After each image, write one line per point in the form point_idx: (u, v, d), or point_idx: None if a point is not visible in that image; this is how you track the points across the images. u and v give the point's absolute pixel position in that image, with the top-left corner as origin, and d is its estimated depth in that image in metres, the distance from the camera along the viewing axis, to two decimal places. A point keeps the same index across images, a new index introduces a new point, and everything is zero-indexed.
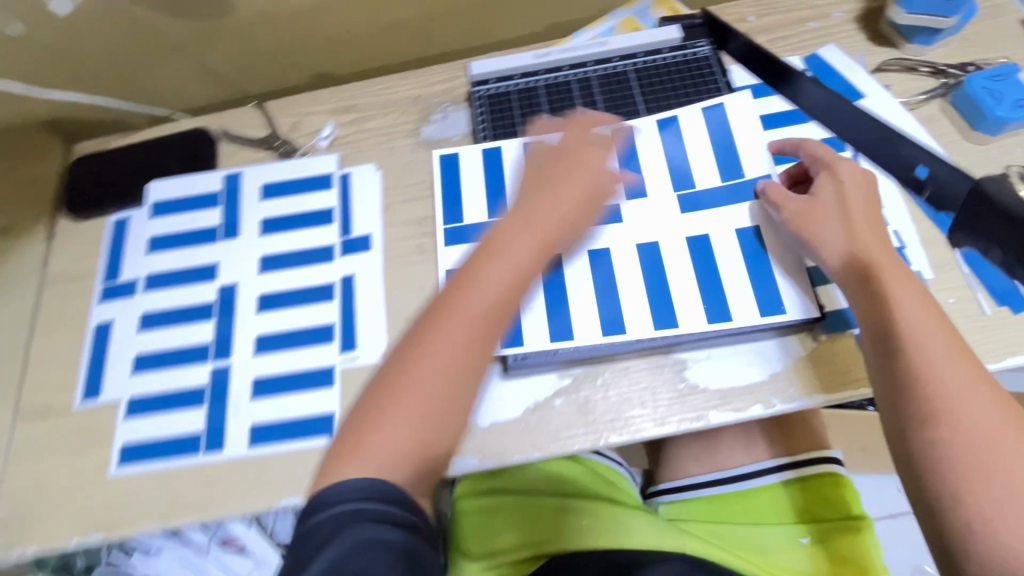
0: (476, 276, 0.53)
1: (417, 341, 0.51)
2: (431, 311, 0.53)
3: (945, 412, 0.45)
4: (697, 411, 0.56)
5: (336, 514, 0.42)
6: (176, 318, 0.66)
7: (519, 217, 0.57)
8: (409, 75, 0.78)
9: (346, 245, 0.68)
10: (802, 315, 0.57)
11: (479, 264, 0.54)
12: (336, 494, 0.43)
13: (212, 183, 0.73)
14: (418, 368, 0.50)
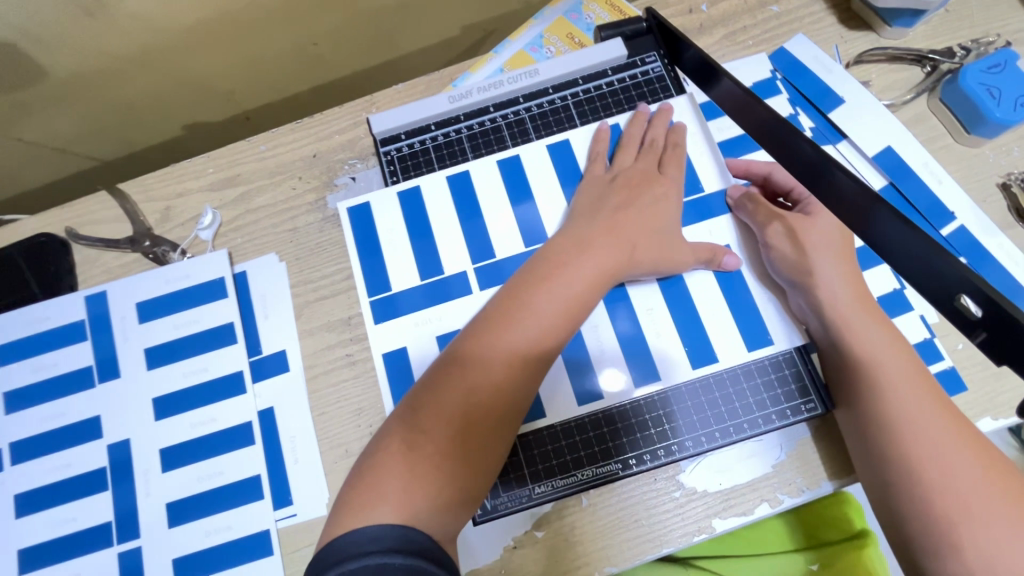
0: (530, 303, 0.45)
1: (434, 394, 0.43)
2: (444, 360, 0.45)
3: (948, 510, 0.38)
4: (698, 523, 0.48)
5: (352, 570, 0.33)
6: (61, 493, 0.53)
7: (577, 240, 0.49)
8: (299, 126, 0.63)
9: (257, 368, 0.56)
10: (799, 403, 0.50)
11: (526, 291, 0.46)
12: (355, 543, 0.35)
13: (72, 310, 0.57)
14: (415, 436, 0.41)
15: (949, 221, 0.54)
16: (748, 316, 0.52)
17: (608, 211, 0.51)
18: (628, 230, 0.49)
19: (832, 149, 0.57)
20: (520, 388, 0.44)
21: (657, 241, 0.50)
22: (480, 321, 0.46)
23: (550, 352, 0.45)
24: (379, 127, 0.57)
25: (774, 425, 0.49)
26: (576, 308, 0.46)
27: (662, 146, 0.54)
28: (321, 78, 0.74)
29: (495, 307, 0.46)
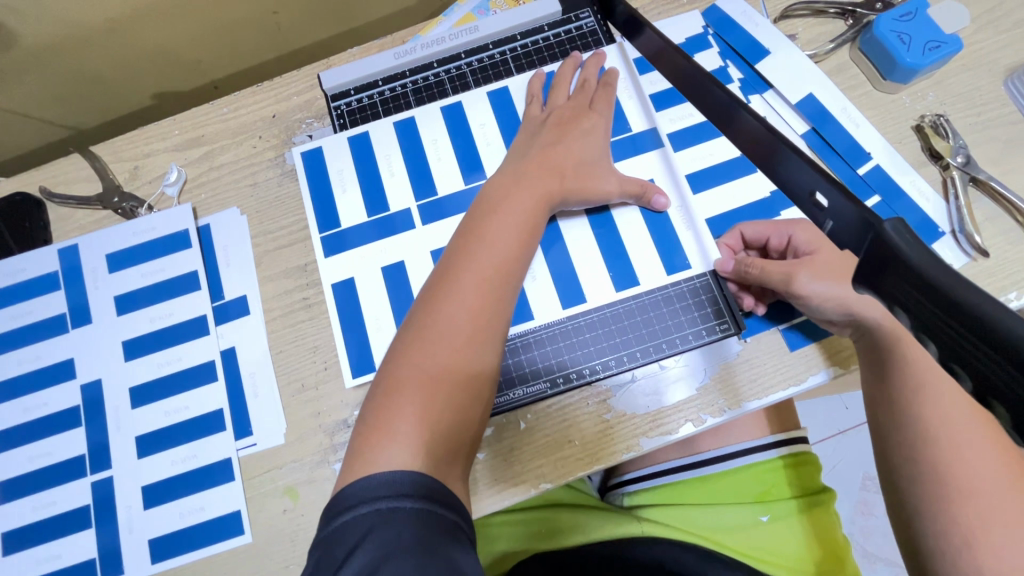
0: (482, 241, 0.49)
1: (415, 341, 0.45)
2: (416, 312, 0.47)
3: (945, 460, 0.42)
4: (626, 442, 0.52)
5: (364, 513, 0.37)
6: (39, 430, 0.57)
7: (516, 178, 0.52)
8: (259, 89, 0.66)
9: (220, 312, 0.59)
10: (715, 325, 0.54)
11: (479, 231, 0.49)
12: (363, 497, 0.38)
13: (47, 262, 0.61)
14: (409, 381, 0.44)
15: (864, 162, 0.57)
16: (669, 247, 0.56)
17: (539, 146, 0.54)
18: (556, 163, 0.53)
19: (758, 99, 0.61)
20: (494, 318, 0.47)
21: (584, 171, 0.54)
22: (443, 269, 0.48)
23: (513, 280, 0.48)
24: (330, 83, 0.62)
25: (693, 344, 0.53)
26: (527, 235, 0.50)
27: (593, 87, 0.58)
28: (284, 47, 0.78)
29: (453, 252, 0.49)
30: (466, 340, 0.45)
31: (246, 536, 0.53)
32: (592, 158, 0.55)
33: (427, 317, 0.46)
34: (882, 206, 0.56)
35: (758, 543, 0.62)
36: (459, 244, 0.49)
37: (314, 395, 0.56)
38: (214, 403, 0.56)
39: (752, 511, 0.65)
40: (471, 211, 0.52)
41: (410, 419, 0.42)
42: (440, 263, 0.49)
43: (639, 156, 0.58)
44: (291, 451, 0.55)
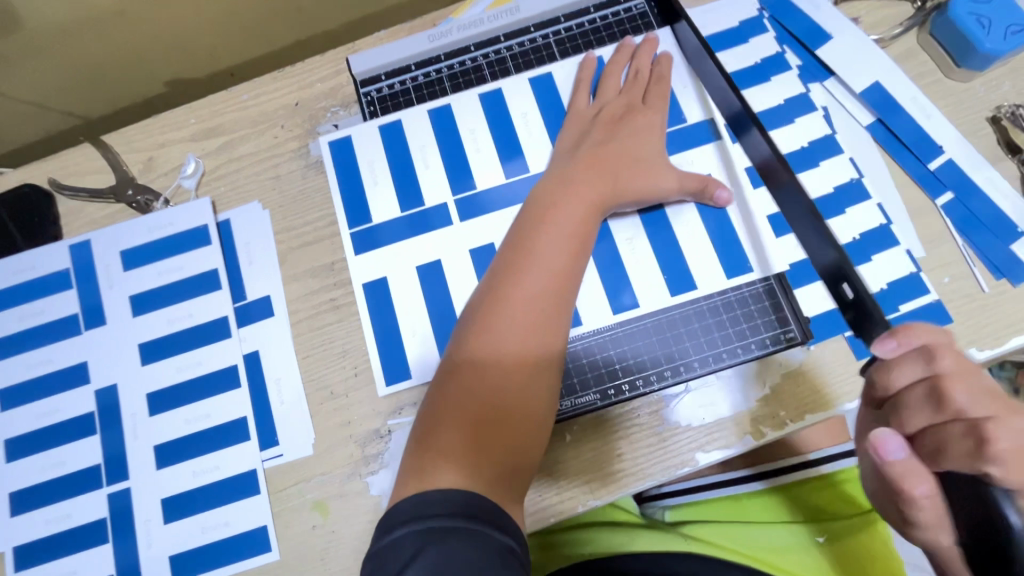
0: (532, 248, 0.46)
1: (469, 354, 0.44)
2: (467, 322, 0.46)
3: None
4: (681, 456, 0.48)
5: (414, 531, 0.36)
6: (52, 437, 0.54)
7: (565, 180, 0.49)
8: (280, 75, 0.62)
9: (242, 313, 0.56)
10: (777, 334, 0.50)
11: (528, 237, 0.47)
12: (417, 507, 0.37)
13: (58, 259, 0.57)
14: (462, 396, 0.43)
15: (936, 155, 0.53)
16: (728, 249, 0.51)
17: (589, 146, 0.51)
18: (606, 164, 0.50)
19: (820, 87, 0.56)
20: (548, 328, 0.45)
21: (636, 169, 0.50)
22: (493, 278, 0.47)
23: (566, 288, 0.46)
24: (358, 67, 0.57)
25: (753, 353, 0.50)
26: (580, 240, 0.47)
27: (645, 78, 0.54)
28: (304, 31, 0.74)
29: (502, 261, 0.47)
30: (520, 355, 0.44)
31: (273, 552, 0.50)
32: (645, 154, 0.51)
33: (480, 330, 0.45)
34: (955, 203, 0.52)
35: (812, 564, 0.58)
36: (509, 251, 0.47)
37: (344, 403, 0.53)
38: (237, 412, 0.53)
39: (807, 533, 0.61)
40: (519, 216, 0.49)
41: (464, 436, 0.42)
42: (490, 272, 0.48)
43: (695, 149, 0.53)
44: (319, 463, 0.51)
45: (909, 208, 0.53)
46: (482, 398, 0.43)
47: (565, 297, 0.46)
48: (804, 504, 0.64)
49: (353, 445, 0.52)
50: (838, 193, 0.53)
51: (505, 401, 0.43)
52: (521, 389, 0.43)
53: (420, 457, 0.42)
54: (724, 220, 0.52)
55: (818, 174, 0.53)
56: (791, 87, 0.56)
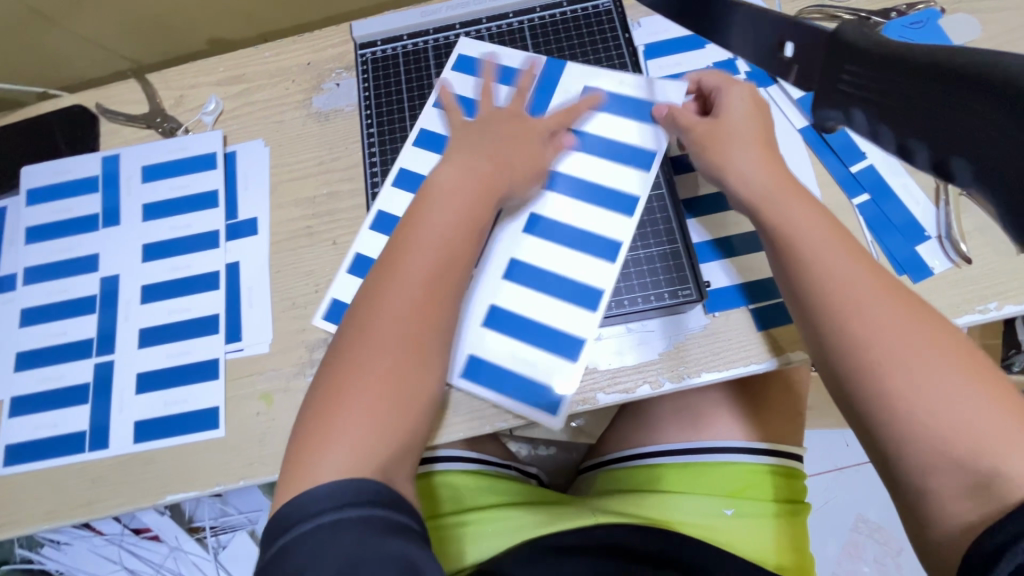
0: (423, 225, 0.51)
1: (359, 324, 0.49)
2: (364, 296, 0.50)
3: (839, 299, 0.45)
4: (585, 394, 0.54)
5: (313, 527, 0.40)
6: (58, 312, 0.63)
7: (465, 168, 0.54)
8: (299, 39, 0.72)
9: (232, 229, 0.65)
10: (677, 291, 0.55)
11: (422, 217, 0.52)
12: (308, 506, 0.41)
13: (91, 167, 0.68)
14: (353, 363, 0.47)
15: (859, 160, 0.58)
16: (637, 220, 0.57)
17: (494, 143, 0.56)
18: (508, 159, 0.55)
19: (763, 92, 0.62)
20: (431, 291, 0.49)
21: (539, 169, 0.56)
22: (386, 258, 0.51)
23: (453, 255, 0.51)
24: (361, 33, 0.67)
25: (656, 306, 0.55)
26: (476, 216, 0.52)
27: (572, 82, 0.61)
28: (330, 10, 0.85)
29: (394, 243, 0.51)
30: (403, 319, 0.48)
31: (219, 430, 0.57)
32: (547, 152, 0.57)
33: (369, 303, 0.49)
34: (871, 204, 0.57)
35: (723, 536, 0.65)
36: (405, 230, 0.52)
37: (303, 313, 0.60)
38: (213, 309, 0.61)
39: (718, 504, 0.67)
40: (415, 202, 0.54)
41: (358, 398, 0.46)
42: (382, 255, 0.52)
43: (627, 127, 0.59)
44: (273, 360, 0.59)
45: (828, 204, 0.57)
46: (369, 359, 0.47)
47: (452, 265, 0.51)
48: (726, 481, 0.68)
49: (307, 348, 0.59)
50: None
51: (404, 358, 0.47)
52: (405, 345, 0.48)
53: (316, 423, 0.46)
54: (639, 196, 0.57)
55: None
56: None
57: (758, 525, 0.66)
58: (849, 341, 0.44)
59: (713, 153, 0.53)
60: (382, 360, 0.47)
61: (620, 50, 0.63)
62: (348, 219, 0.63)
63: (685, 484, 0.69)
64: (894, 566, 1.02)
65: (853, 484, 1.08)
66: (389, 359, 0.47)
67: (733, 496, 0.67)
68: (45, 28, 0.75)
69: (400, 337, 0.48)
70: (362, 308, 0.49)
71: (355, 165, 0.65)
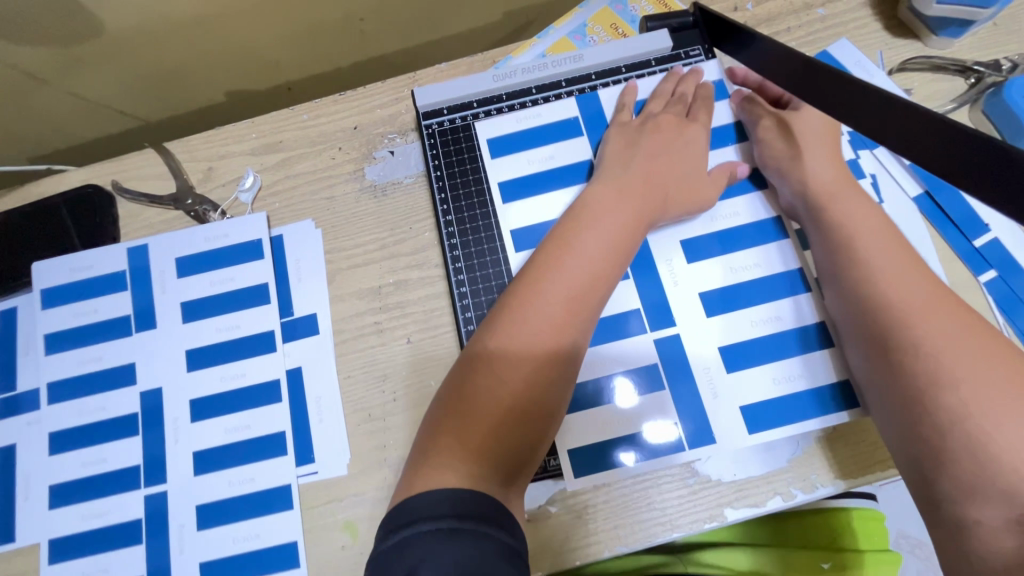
0: (578, 232, 0.49)
1: (499, 336, 0.46)
2: (514, 290, 0.48)
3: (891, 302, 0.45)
4: (711, 510, 0.49)
5: (425, 530, 0.37)
6: (94, 434, 0.55)
7: (618, 189, 0.51)
8: (341, 99, 0.64)
9: (288, 329, 0.57)
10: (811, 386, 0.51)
11: (571, 237, 0.49)
12: (422, 509, 0.38)
13: (115, 261, 0.59)
14: (490, 378, 0.45)
15: (981, 233, 0.54)
16: (779, 351, 0.52)
17: (641, 158, 0.54)
18: (655, 177, 0.52)
19: (870, 155, 0.57)
20: (576, 324, 0.47)
21: (682, 186, 0.53)
22: (530, 270, 0.49)
23: (595, 279, 0.48)
24: (424, 100, 0.61)
25: (785, 409, 0.50)
26: (619, 247, 0.49)
27: (690, 99, 0.58)
28: (362, 54, 0.76)
29: (542, 255, 0.48)
30: (544, 347, 0.46)
31: (300, 569, 0.51)
32: (690, 172, 0.54)
33: (513, 314, 0.46)
34: (999, 281, 0.53)
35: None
36: (551, 245, 0.49)
37: (382, 426, 0.54)
38: (276, 425, 0.54)
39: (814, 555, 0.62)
40: (566, 214, 0.52)
41: (488, 416, 0.44)
42: (528, 263, 0.50)
43: (756, 250, 0.55)
44: (353, 483, 0.53)
45: (953, 282, 0.53)
46: (508, 384, 0.44)
47: (594, 297, 0.48)
48: (821, 532, 0.64)
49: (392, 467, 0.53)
50: None
51: (542, 381, 0.45)
52: (542, 378, 0.45)
53: (441, 427, 0.44)
54: (786, 331, 0.52)
55: None
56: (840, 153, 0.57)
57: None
58: (897, 340, 0.44)
59: (779, 149, 0.54)
60: (530, 369, 0.45)
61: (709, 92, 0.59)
62: (420, 311, 0.57)
63: (775, 535, 0.66)
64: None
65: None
66: (539, 367, 0.45)
67: (830, 549, 0.63)
68: (41, 91, 0.65)
69: (551, 340, 0.46)
70: (508, 299, 0.48)
71: (422, 248, 0.58)
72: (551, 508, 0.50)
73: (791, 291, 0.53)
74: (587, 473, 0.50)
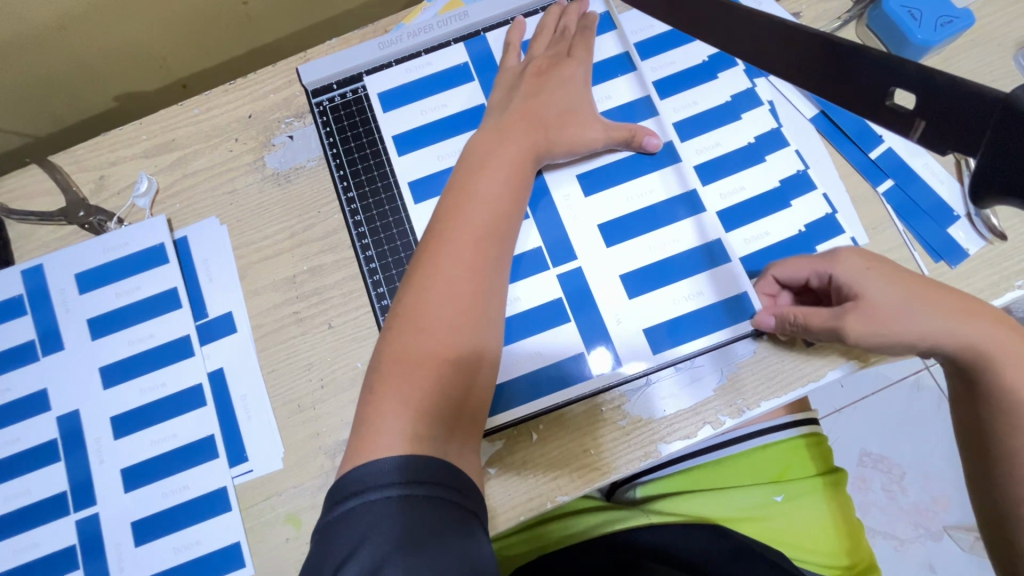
0: (476, 183, 0.49)
1: (413, 292, 0.45)
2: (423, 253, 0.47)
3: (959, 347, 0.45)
4: (645, 448, 0.50)
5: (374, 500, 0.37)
6: (13, 467, 0.53)
7: (503, 130, 0.51)
8: (231, 88, 0.61)
9: (204, 331, 0.55)
10: (721, 307, 0.52)
11: (469, 182, 0.49)
12: (371, 476, 0.38)
13: (10, 286, 0.56)
14: (416, 332, 0.44)
15: (877, 144, 0.55)
16: (687, 268, 0.53)
17: (520, 99, 0.53)
18: (538, 113, 0.52)
19: (766, 80, 0.57)
20: (490, 269, 0.47)
21: (567, 120, 0.53)
22: (435, 225, 0.48)
23: (498, 217, 0.48)
24: (310, 77, 0.59)
25: (701, 336, 0.51)
26: (517, 182, 0.50)
27: (573, 32, 0.58)
28: (252, 40, 0.73)
29: (442, 206, 0.48)
30: (464, 292, 0.45)
31: (246, 567, 0.50)
32: (572, 105, 0.54)
33: (426, 267, 0.46)
34: (897, 190, 0.54)
35: (776, 526, 0.61)
36: (451, 198, 0.49)
37: (313, 415, 0.53)
38: (204, 430, 0.53)
39: (767, 492, 0.63)
40: (459, 164, 0.51)
41: (421, 370, 0.43)
42: (433, 219, 0.49)
43: (654, 176, 0.55)
44: (290, 475, 0.52)
45: (853, 196, 0.54)
46: (435, 339, 0.44)
47: (504, 234, 0.48)
48: (770, 467, 0.64)
49: (327, 453, 0.52)
50: (786, 184, 0.55)
51: (462, 332, 0.44)
52: (468, 321, 0.45)
53: (378, 392, 0.42)
54: (686, 252, 0.53)
55: (769, 166, 0.55)
56: (736, 83, 0.58)
57: (811, 510, 0.63)
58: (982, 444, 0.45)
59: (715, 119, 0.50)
60: (449, 322, 0.44)
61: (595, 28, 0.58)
62: (338, 295, 0.55)
63: (729, 477, 0.64)
64: (902, 492, 0.94)
65: (861, 416, 0.97)
66: (457, 318, 0.45)
67: (779, 481, 0.64)
68: None
69: (469, 294, 0.46)
70: (422, 260, 0.47)
71: (332, 232, 0.57)
72: (490, 470, 0.50)
73: (688, 214, 0.54)
74: (507, 413, 0.51)
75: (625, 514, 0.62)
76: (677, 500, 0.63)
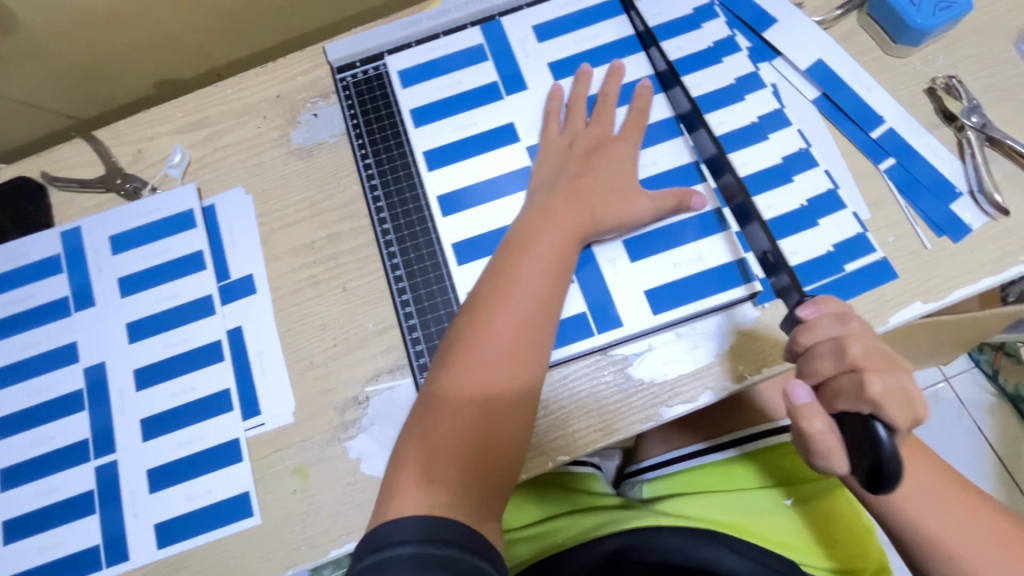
0: (525, 256, 0.50)
1: (454, 365, 0.46)
2: (468, 323, 0.48)
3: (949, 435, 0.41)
4: (647, 412, 0.51)
5: (389, 558, 0.37)
6: (41, 414, 0.56)
7: (553, 210, 0.52)
8: (261, 70, 0.65)
9: (226, 292, 0.58)
10: (722, 274, 0.53)
11: (513, 258, 0.50)
12: (391, 534, 0.39)
13: (50, 245, 0.60)
14: (461, 398, 0.45)
15: (878, 125, 0.57)
16: (685, 238, 0.54)
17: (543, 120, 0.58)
18: (582, 189, 0.53)
19: (770, 65, 0.60)
20: (535, 343, 0.47)
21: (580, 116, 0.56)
22: (479, 299, 0.49)
23: (548, 323, 0.48)
24: (336, 55, 0.63)
25: (708, 309, 0.52)
26: (563, 263, 0.50)
27: (582, 21, 0.62)
28: (283, 34, 0.79)
29: (489, 286, 0.49)
30: (505, 366, 0.46)
31: (253, 517, 0.51)
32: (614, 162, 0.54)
33: (468, 344, 0.47)
34: (898, 168, 0.55)
35: (784, 529, 0.59)
36: (496, 274, 0.50)
37: (324, 371, 0.55)
38: (220, 385, 0.55)
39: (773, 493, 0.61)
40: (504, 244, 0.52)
41: (464, 437, 0.44)
42: (480, 292, 0.50)
43: (657, 147, 0.57)
44: (300, 430, 0.53)
45: (855, 173, 0.56)
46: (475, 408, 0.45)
47: (546, 325, 0.48)
48: (776, 467, 0.62)
49: (337, 409, 0.54)
50: (788, 160, 0.56)
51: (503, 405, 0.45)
52: (507, 410, 0.45)
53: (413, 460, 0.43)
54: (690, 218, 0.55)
55: (771, 144, 0.57)
56: (740, 67, 0.60)
57: (817, 514, 0.61)
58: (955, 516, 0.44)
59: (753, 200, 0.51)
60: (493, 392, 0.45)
61: (605, 16, 0.62)
62: (353, 260, 0.58)
63: (735, 478, 0.62)
64: None
65: None
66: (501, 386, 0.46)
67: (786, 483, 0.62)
68: None
69: (517, 364, 0.46)
70: (469, 334, 0.47)
71: (350, 201, 0.60)
72: None
73: (688, 181, 0.56)
74: None
75: (632, 513, 0.59)
76: (682, 501, 0.60)
